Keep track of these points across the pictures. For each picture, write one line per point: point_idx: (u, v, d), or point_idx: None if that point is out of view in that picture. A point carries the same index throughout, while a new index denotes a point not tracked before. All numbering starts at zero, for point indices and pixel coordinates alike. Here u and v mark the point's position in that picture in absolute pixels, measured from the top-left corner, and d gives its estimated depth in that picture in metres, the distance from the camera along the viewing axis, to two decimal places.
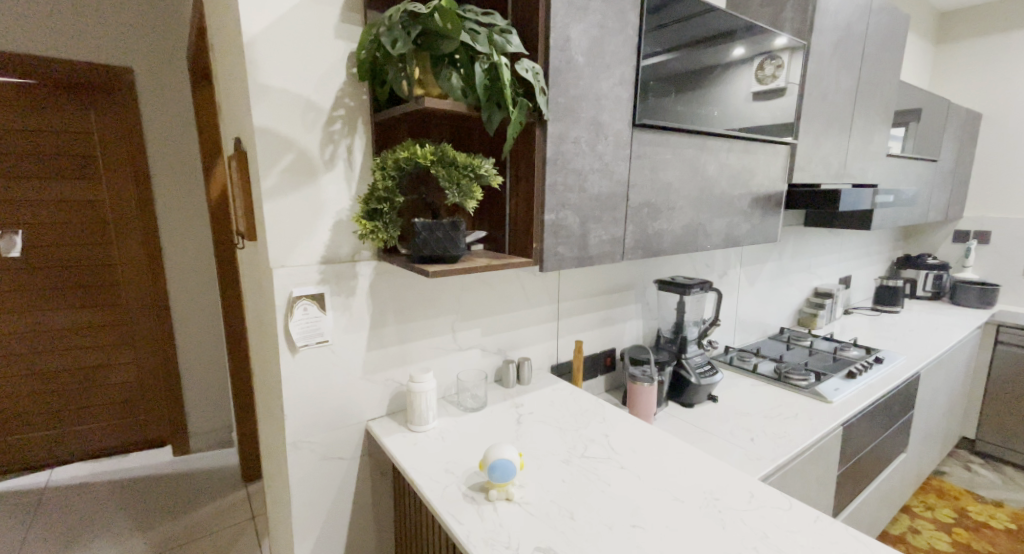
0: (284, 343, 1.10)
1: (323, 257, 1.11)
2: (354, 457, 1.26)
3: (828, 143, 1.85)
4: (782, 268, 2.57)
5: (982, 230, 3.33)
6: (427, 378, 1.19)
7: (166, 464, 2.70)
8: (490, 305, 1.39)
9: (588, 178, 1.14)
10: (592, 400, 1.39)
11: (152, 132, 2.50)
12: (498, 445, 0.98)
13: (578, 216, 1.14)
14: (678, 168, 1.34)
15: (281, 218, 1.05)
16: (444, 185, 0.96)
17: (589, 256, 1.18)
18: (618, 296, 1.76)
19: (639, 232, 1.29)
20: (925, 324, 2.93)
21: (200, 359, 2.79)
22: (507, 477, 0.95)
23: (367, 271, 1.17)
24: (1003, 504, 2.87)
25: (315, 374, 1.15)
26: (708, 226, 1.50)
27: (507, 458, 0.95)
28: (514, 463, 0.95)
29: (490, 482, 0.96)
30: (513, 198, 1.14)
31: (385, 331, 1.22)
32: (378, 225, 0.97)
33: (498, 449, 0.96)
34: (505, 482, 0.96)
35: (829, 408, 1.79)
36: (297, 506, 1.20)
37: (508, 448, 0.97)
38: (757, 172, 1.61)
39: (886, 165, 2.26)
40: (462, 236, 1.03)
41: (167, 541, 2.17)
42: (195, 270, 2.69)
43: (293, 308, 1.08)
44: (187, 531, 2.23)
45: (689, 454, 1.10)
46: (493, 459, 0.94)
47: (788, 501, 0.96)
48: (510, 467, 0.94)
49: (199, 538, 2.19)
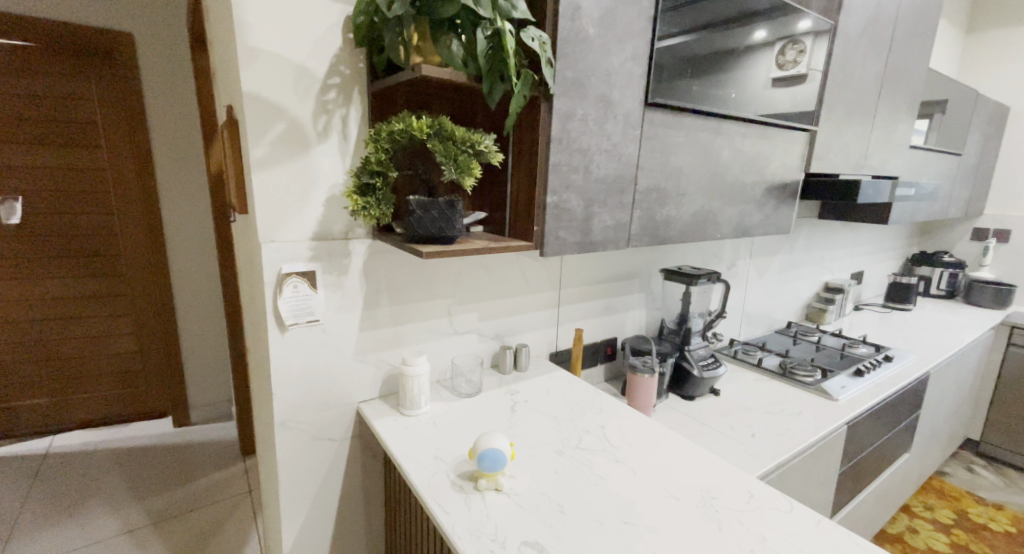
0: (272, 321, 1.06)
1: (315, 233, 1.07)
2: (344, 438, 1.23)
3: (849, 131, 1.77)
4: (793, 261, 2.51)
5: (1002, 228, 3.24)
6: (420, 361, 1.16)
7: (166, 434, 2.72)
8: (489, 289, 1.34)
9: (595, 159, 1.08)
10: (590, 389, 1.35)
11: (152, 100, 2.45)
12: (489, 433, 0.94)
13: (582, 198, 1.08)
14: (690, 151, 1.28)
15: (270, 191, 1.00)
16: (440, 160, 0.90)
17: (591, 241, 1.13)
18: (622, 284, 1.71)
19: (647, 218, 1.24)
20: (936, 323, 2.86)
21: (200, 333, 2.79)
22: (497, 467, 0.91)
23: (361, 249, 1.12)
24: (1005, 507, 2.83)
25: (306, 354, 1.12)
26: (719, 214, 1.43)
27: (497, 447, 0.91)
28: (504, 453, 0.92)
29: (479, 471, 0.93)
30: (515, 177, 1.08)
31: (379, 312, 1.18)
32: (370, 201, 0.93)
33: (488, 437, 0.92)
34: (495, 472, 0.93)
35: (834, 406, 1.74)
36: (286, 486, 1.18)
37: (498, 436, 0.94)
38: (773, 160, 1.54)
39: (908, 157, 2.17)
40: (459, 216, 0.98)
41: (164, 511, 2.19)
42: (196, 243, 2.68)
43: (282, 285, 1.05)
44: (184, 502, 2.25)
45: (687, 451, 1.06)
46: (483, 448, 0.91)
47: (789, 503, 0.92)
48: (500, 458, 0.91)
49: (196, 510, 2.21)
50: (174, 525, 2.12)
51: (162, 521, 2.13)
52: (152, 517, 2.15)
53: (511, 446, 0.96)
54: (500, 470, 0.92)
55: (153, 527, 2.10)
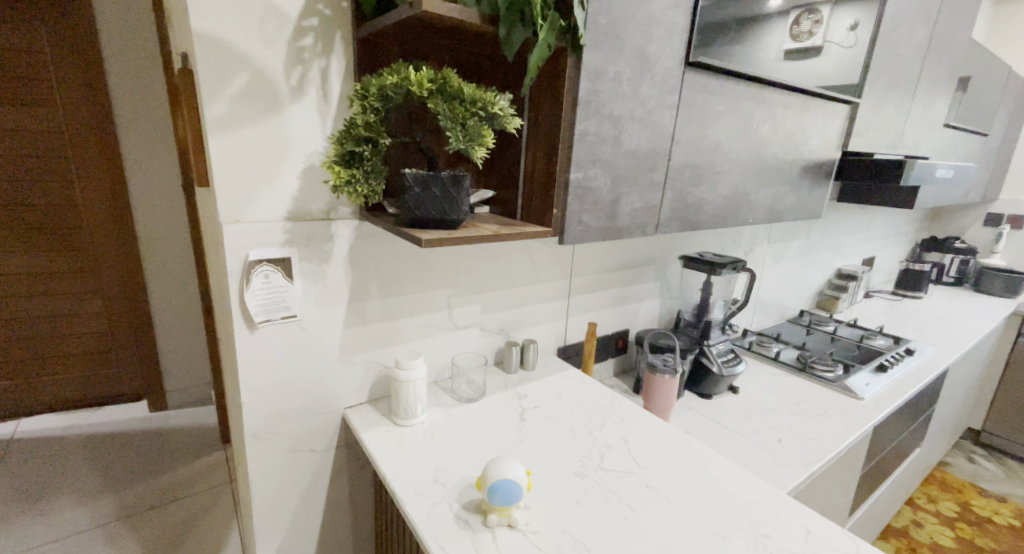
0: (238, 318, 0.88)
1: (290, 212, 0.88)
2: (329, 448, 1.07)
3: (889, 105, 1.60)
4: (809, 246, 2.36)
5: (1017, 214, 3.10)
6: (416, 364, 0.99)
7: (142, 420, 2.54)
8: (494, 279, 1.18)
9: (627, 128, 0.90)
10: (606, 392, 1.21)
11: (111, 54, 2.19)
12: (502, 460, 0.80)
13: (610, 176, 0.91)
14: (729, 123, 1.10)
15: (233, 160, 0.81)
16: (445, 125, 0.72)
17: (618, 227, 0.96)
18: (637, 272, 1.55)
19: (678, 200, 1.07)
20: (949, 312, 2.75)
21: (175, 314, 2.60)
22: (512, 501, 0.77)
23: (346, 232, 0.94)
24: (1007, 499, 2.78)
25: (282, 356, 0.94)
26: (753, 196, 1.27)
27: (513, 479, 0.77)
28: (520, 485, 0.78)
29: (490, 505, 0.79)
30: (531, 148, 0.90)
31: (368, 306, 1.01)
32: (357, 174, 0.74)
33: (503, 467, 0.78)
34: (510, 506, 0.78)
35: (860, 406, 1.62)
36: (259, 504, 1.01)
37: (514, 465, 0.80)
38: (813, 135, 1.37)
39: (941, 135, 2.01)
40: (465, 195, 0.80)
41: (138, 504, 2.02)
42: (166, 218, 2.46)
43: (251, 275, 0.87)
44: (160, 494, 2.08)
45: (727, 474, 0.93)
46: (494, 480, 0.77)
47: (853, 543, 0.79)
48: (517, 490, 0.77)
49: (173, 502, 2.05)
50: (149, 519, 1.96)
51: (134, 514, 1.97)
52: (125, 511, 1.98)
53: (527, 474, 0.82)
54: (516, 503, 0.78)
55: (124, 522, 1.94)
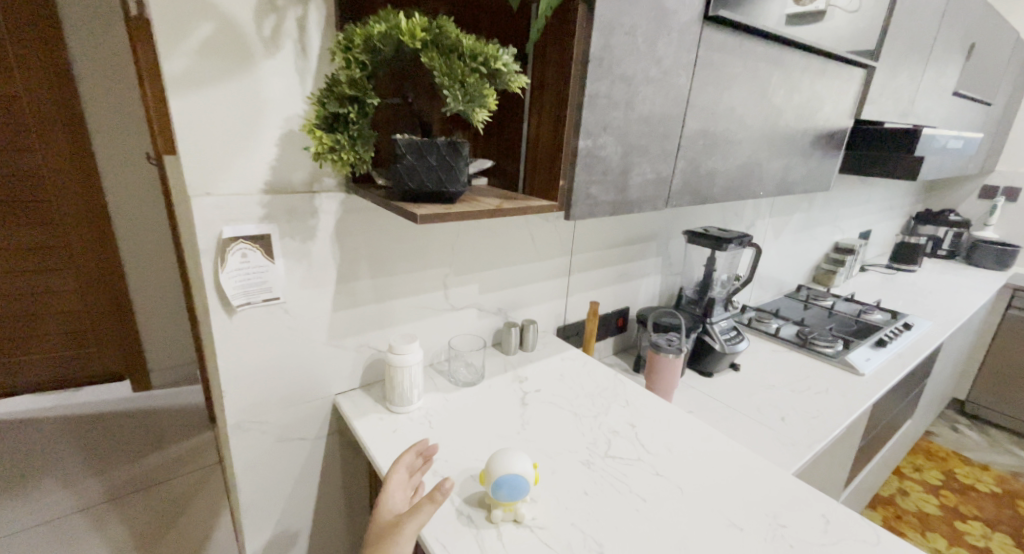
0: (214, 301, 0.80)
1: (267, 183, 0.80)
2: (319, 437, 1.00)
3: (904, 71, 1.52)
4: (808, 220, 2.31)
5: (1012, 186, 3.06)
6: (411, 349, 0.92)
7: (126, 400, 2.45)
8: (492, 256, 1.10)
9: (640, 91, 0.82)
10: (610, 373, 1.15)
11: (68, 8, 2.01)
12: (506, 453, 0.75)
13: (621, 144, 0.83)
14: (745, 87, 1.02)
15: (199, 123, 0.72)
16: (442, 82, 0.63)
17: (627, 200, 0.89)
18: (640, 247, 1.48)
19: (691, 171, 1.00)
20: (942, 285, 2.72)
21: (153, 292, 2.48)
22: (518, 496, 0.72)
23: (331, 206, 0.86)
24: (989, 467, 2.73)
25: (265, 341, 0.87)
26: (765, 166, 1.20)
27: (518, 473, 0.72)
28: (527, 479, 0.73)
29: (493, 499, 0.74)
30: (534, 112, 0.82)
31: (358, 287, 0.93)
32: (341, 139, 0.65)
33: (509, 460, 0.73)
34: (515, 501, 0.73)
35: (861, 382, 1.59)
36: (245, 499, 0.95)
37: (520, 458, 0.75)
38: (827, 102, 1.29)
39: (949, 104, 1.94)
40: (464, 164, 0.72)
41: (125, 486, 1.95)
42: (141, 191, 2.32)
43: (226, 253, 0.78)
44: (146, 476, 2.01)
45: (740, 460, 0.89)
46: (498, 474, 0.72)
47: (875, 533, 0.76)
48: (522, 485, 0.72)
49: (160, 483, 1.98)
50: (136, 502, 1.89)
51: (121, 497, 1.90)
52: (111, 493, 1.92)
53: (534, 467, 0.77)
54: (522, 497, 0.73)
55: (110, 504, 1.87)
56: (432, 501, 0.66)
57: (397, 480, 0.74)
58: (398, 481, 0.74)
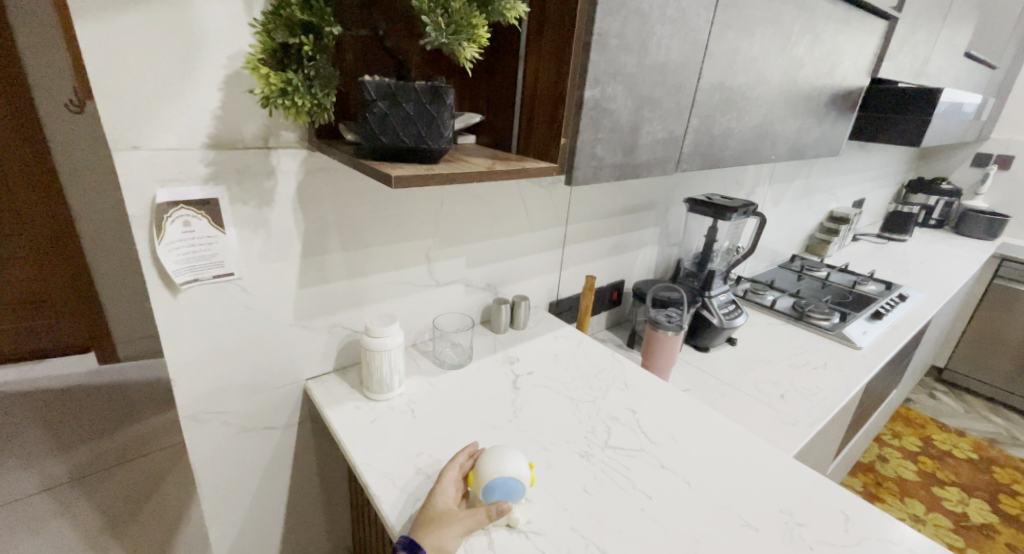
0: (154, 278, 0.68)
1: (211, 136, 0.67)
2: (290, 425, 0.90)
3: (925, 24, 1.40)
4: (806, 188, 2.23)
5: (1005, 153, 2.93)
6: (391, 331, 0.82)
7: (88, 374, 2.16)
8: (481, 226, 0.99)
9: (655, 32, 0.70)
10: (607, 352, 1.07)
11: None
12: (498, 451, 0.68)
13: (631, 95, 0.72)
14: (766, 35, 0.91)
15: (120, 59, 0.59)
16: (420, 5, 0.53)
17: (635, 162, 0.78)
18: (638, 215, 1.38)
19: (703, 130, 0.89)
20: (932, 255, 2.63)
21: (114, 263, 2.13)
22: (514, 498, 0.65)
23: (292, 166, 0.73)
24: (966, 433, 2.60)
25: (221, 322, 0.75)
26: (780, 127, 1.09)
27: (511, 475, 0.65)
28: (521, 481, 0.66)
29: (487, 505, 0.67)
30: (531, 56, 0.69)
31: (328, 261, 0.82)
32: (295, 78, 0.53)
33: (500, 458, 0.67)
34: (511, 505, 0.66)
35: (858, 355, 1.54)
36: (206, 496, 0.85)
37: (514, 458, 0.67)
38: (847, 58, 1.18)
39: (959, 65, 1.83)
40: (449, 114, 0.61)
41: (96, 462, 1.72)
42: (83, 140, 1.92)
43: (164, 220, 0.66)
44: (118, 453, 1.77)
45: (752, 449, 0.83)
46: (489, 477, 0.65)
47: (898, 533, 0.71)
48: (516, 488, 0.65)
49: (135, 460, 1.74)
50: (104, 481, 1.66)
51: (89, 476, 1.67)
52: (79, 471, 1.68)
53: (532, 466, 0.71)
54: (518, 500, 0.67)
55: (78, 484, 1.64)
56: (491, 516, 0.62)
57: (449, 479, 0.68)
58: (450, 480, 0.68)
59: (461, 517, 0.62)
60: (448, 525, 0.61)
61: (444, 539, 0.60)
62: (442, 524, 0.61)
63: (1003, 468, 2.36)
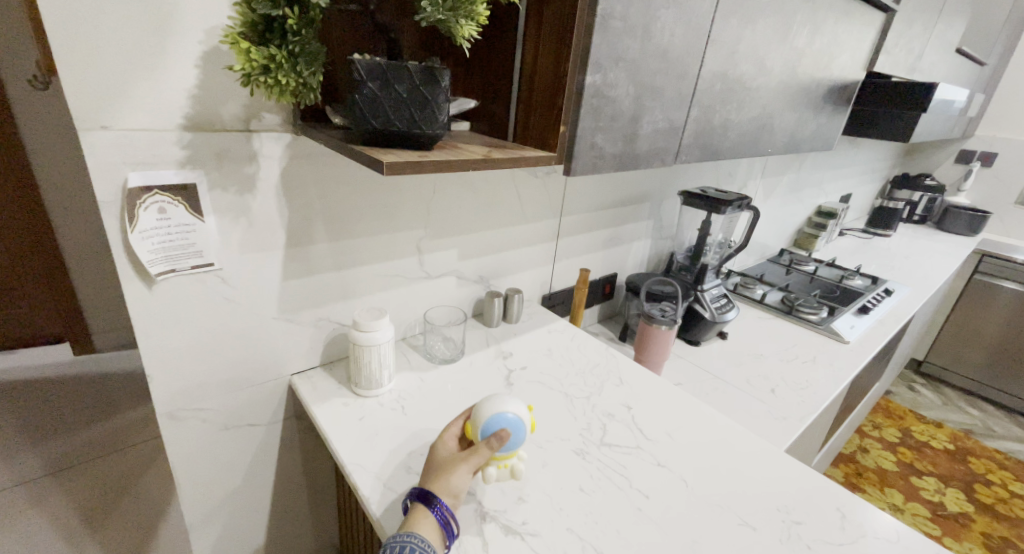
0: (127, 268, 0.64)
1: (187, 118, 0.62)
2: (274, 421, 0.87)
3: (921, 18, 1.39)
4: (796, 182, 2.23)
5: (989, 150, 2.96)
6: (381, 326, 0.79)
7: (60, 367, 2.07)
8: (475, 217, 0.96)
9: (659, 16, 0.67)
10: (602, 347, 1.05)
11: None
12: (487, 399, 0.67)
13: (634, 82, 0.69)
14: (768, 23, 0.88)
15: (86, 29, 0.54)
16: None
17: (635, 153, 0.76)
18: (632, 207, 1.36)
19: (704, 121, 0.86)
20: (917, 250, 2.66)
21: (88, 251, 2.03)
22: (513, 440, 0.65)
23: (275, 151, 0.69)
24: (944, 425, 2.65)
25: (200, 315, 0.71)
26: (778, 119, 1.07)
27: (501, 412, 0.65)
28: (516, 419, 0.66)
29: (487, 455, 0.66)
30: (530, 39, 0.66)
31: (314, 252, 0.78)
32: (279, 56, 0.50)
33: (493, 402, 0.66)
34: (509, 452, 0.65)
35: (846, 350, 1.54)
36: (186, 496, 0.81)
37: (500, 400, 0.67)
38: (845, 50, 1.16)
39: (951, 61, 1.83)
40: (444, 98, 0.58)
41: (72, 455, 1.65)
42: (51, 122, 1.80)
43: (136, 206, 0.62)
44: (96, 446, 1.70)
45: (747, 446, 0.82)
46: (481, 419, 0.65)
47: (893, 531, 0.71)
48: (510, 425, 0.65)
49: (113, 453, 1.67)
50: (81, 475, 1.59)
51: (65, 469, 1.61)
52: (54, 465, 1.62)
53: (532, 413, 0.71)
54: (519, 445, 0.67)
55: (54, 478, 1.58)
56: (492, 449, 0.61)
57: (450, 434, 0.66)
58: (455, 434, 0.67)
59: (464, 457, 0.61)
60: (453, 468, 0.60)
61: (455, 481, 0.60)
62: (446, 469, 0.60)
63: (978, 458, 2.41)
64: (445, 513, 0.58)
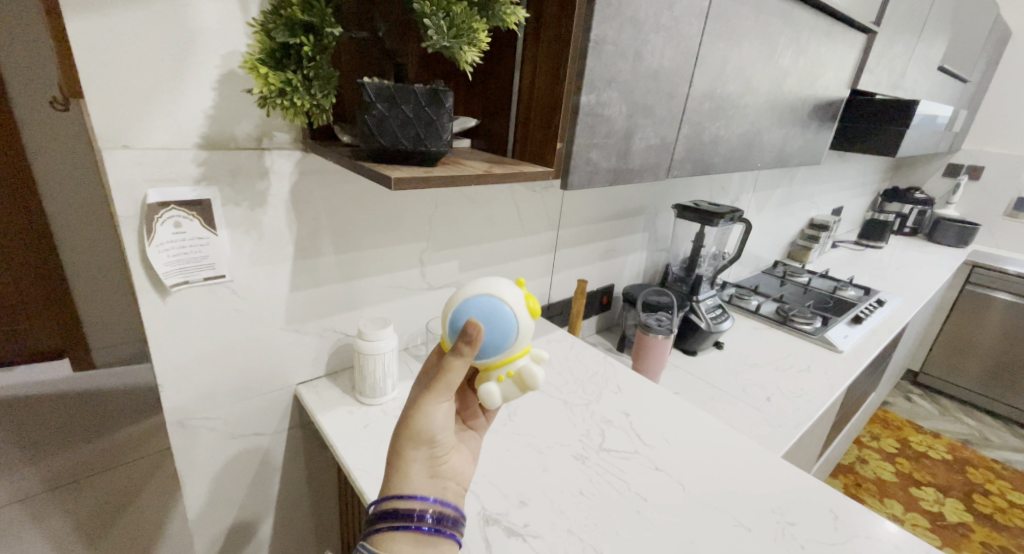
0: (143, 280, 0.66)
1: (203, 137, 0.66)
2: (280, 431, 0.89)
3: (902, 38, 1.45)
4: (788, 196, 2.27)
5: (976, 164, 3.02)
6: (384, 335, 0.81)
7: None
8: (475, 229, 0.99)
9: (650, 40, 0.72)
10: (600, 356, 1.08)
11: None
12: (455, 298, 0.58)
13: (626, 102, 0.73)
14: (753, 46, 0.93)
15: (114, 56, 0.58)
16: (421, 9, 0.54)
17: (628, 169, 0.79)
18: (627, 220, 1.39)
19: (694, 137, 0.90)
20: (909, 262, 2.70)
21: None
22: (498, 338, 0.57)
23: (285, 168, 0.73)
24: (942, 435, 2.66)
25: (211, 326, 0.74)
26: (766, 135, 1.11)
27: (473, 305, 0.57)
28: (492, 311, 0.57)
29: (484, 371, 0.59)
30: (528, 61, 0.70)
31: (321, 264, 0.81)
32: (294, 79, 0.53)
33: (461, 299, 0.58)
34: (503, 358, 0.58)
35: (839, 358, 1.57)
36: (191, 503, 0.82)
37: (471, 294, 0.58)
38: (829, 69, 1.22)
39: (934, 79, 1.89)
40: (447, 118, 0.61)
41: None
42: None
43: (153, 221, 0.65)
44: None
45: (742, 450, 0.84)
46: (455, 319, 0.57)
47: (884, 531, 0.73)
48: (485, 316, 0.57)
49: None
50: None
51: None
52: None
53: (529, 295, 0.60)
54: (516, 348, 0.58)
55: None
56: (466, 356, 0.50)
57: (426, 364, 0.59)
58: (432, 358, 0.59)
59: (431, 389, 0.52)
60: (421, 412, 0.53)
61: (425, 428, 0.53)
62: (416, 410, 0.53)
63: (976, 468, 2.42)
64: (432, 523, 0.50)
